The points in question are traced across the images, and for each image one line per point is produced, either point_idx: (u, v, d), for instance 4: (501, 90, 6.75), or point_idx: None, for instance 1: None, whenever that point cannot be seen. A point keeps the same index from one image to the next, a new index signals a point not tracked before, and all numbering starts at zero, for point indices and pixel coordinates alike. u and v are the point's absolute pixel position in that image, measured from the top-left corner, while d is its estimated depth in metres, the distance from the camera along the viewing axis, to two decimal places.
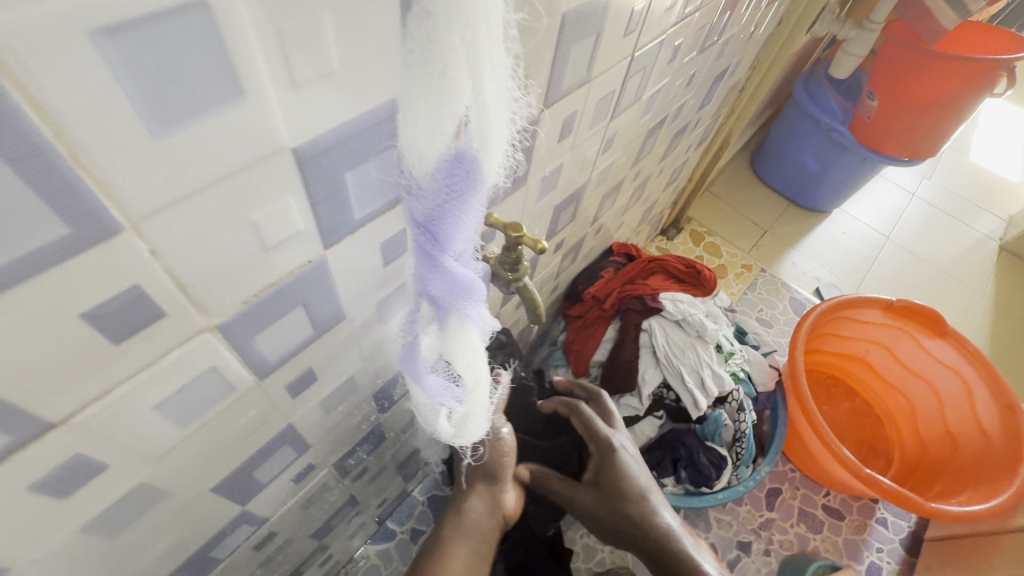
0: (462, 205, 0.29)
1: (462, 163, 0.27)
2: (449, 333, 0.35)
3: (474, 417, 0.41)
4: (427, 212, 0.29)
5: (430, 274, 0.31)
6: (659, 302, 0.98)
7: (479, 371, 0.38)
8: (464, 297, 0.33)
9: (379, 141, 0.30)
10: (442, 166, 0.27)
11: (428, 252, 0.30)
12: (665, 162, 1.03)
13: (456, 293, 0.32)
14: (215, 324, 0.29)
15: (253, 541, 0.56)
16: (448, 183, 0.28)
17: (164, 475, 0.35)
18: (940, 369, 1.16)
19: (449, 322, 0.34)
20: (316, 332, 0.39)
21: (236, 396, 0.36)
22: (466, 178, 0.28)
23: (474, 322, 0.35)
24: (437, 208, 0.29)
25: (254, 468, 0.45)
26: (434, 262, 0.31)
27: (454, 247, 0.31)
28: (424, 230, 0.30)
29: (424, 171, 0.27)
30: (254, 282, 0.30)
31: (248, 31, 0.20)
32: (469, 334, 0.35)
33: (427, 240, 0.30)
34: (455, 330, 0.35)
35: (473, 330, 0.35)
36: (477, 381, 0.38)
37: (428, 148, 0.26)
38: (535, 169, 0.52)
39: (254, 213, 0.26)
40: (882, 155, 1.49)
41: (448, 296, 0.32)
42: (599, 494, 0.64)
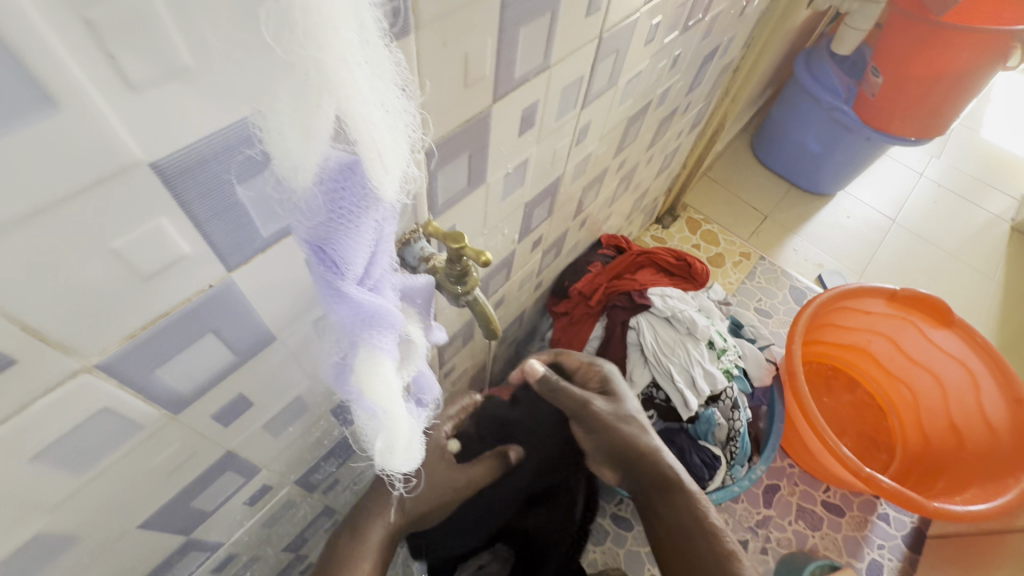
0: (354, 224, 0.25)
1: (351, 174, 0.24)
2: (358, 365, 0.30)
3: (397, 452, 0.36)
4: (315, 232, 0.25)
5: (332, 301, 0.27)
6: (647, 298, 0.93)
7: (399, 400, 0.33)
8: (373, 326, 0.29)
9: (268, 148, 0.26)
10: (325, 176, 0.24)
11: (324, 278, 0.26)
12: (654, 148, 0.97)
13: (361, 322, 0.28)
14: (93, 364, 0.26)
15: (211, 564, 0.53)
16: (334, 199, 0.24)
17: (71, 520, 0.32)
18: (945, 359, 1.11)
19: (359, 352, 0.30)
20: (238, 358, 0.35)
21: (147, 433, 0.32)
22: (357, 194, 0.24)
23: (389, 353, 0.30)
24: (327, 226, 0.25)
25: (194, 499, 0.42)
26: (331, 289, 0.27)
27: (354, 271, 0.27)
28: (315, 252, 0.26)
29: (300, 183, 0.23)
30: (138, 313, 0.26)
31: (39, 25, 0.16)
32: (381, 365, 0.30)
33: (320, 262, 0.26)
34: (365, 361, 0.30)
35: (389, 363, 0.31)
36: (396, 411, 0.33)
37: (300, 156, 0.22)
38: (494, 167, 0.48)
39: (116, 240, 0.22)
40: (888, 135, 1.43)
41: (352, 324, 0.28)
42: (615, 406, 0.65)
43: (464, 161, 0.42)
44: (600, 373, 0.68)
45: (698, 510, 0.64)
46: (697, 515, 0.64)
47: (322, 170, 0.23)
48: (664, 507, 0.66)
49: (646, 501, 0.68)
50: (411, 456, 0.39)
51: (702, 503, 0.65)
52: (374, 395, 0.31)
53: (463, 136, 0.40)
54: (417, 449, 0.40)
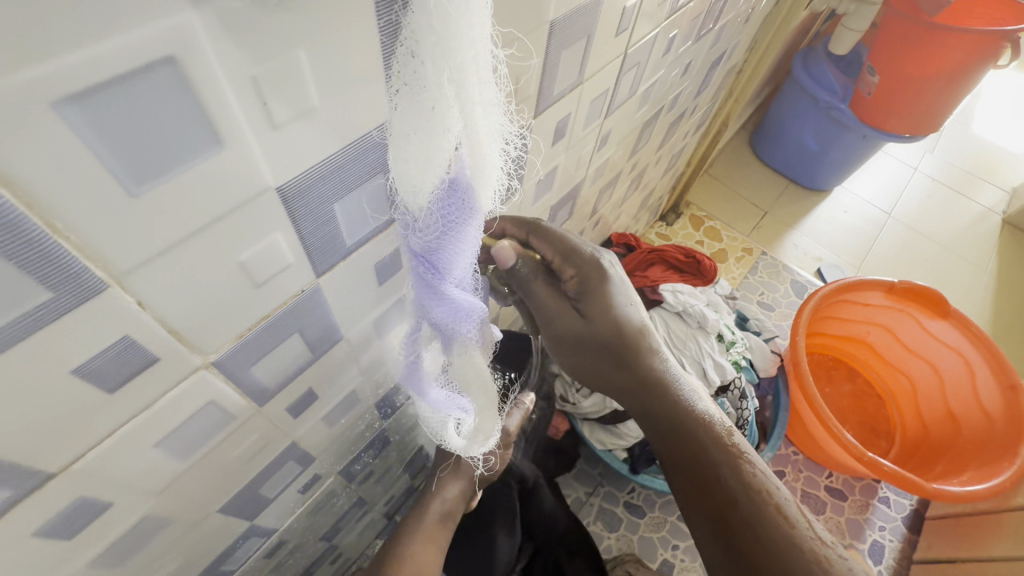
0: (461, 235, 0.29)
1: (456, 191, 0.28)
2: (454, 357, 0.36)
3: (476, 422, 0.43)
4: (427, 244, 0.29)
5: (431, 302, 0.32)
6: (659, 294, 0.99)
7: (485, 389, 0.39)
8: (465, 319, 0.33)
9: (379, 161, 0.30)
10: (439, 196, 0.28)
11: (426, 280, 0.31)
12: (663, 149, 1.01)
13: (458, 318, 0.33)
14: (210, 361, 0.29)
15: (264, 550, 0.57)
16: (446, 214, 0.28)
17: (169, 504, 0.36)
18: (943, 348, 1.16)
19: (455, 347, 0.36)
20: (314, 354, 0.39)
21: (237, 424, 0.36)
22: (463, 209, 0.28)
23: (476, 341, 0.36)
24: (437, 238, 0.29)
25: (261, 486, 0.46)
26: (433, 289, 0.31)
27: (454, 275, 0.31)
28: (422, 260, 0.30)
29: (419, 203, 0.27)
30: (248, 315, 0.29)
31: (221, 82, 0.20)
32: (471, 349, 0.36)
33: (426, 269, 0.30)
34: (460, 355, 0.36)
35: (474, 350, 0.36)
36: (482, 398, 0.39)
37: (422, 181, 0.26)
38: (529, 174, 0.52)
39: (242, 253, 0.26)
40: (883, 132, 1.47)
41: (451, 320, 0.33)
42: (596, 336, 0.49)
43: None
44: (579, 271, 0.46)
45: (737, 465, 0.47)
46: (734, 473, 0.47)
47: (436, 191, 0.27)
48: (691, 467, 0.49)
49: (670, 461, 0.51)
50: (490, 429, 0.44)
51: (743, 454, 0.48)
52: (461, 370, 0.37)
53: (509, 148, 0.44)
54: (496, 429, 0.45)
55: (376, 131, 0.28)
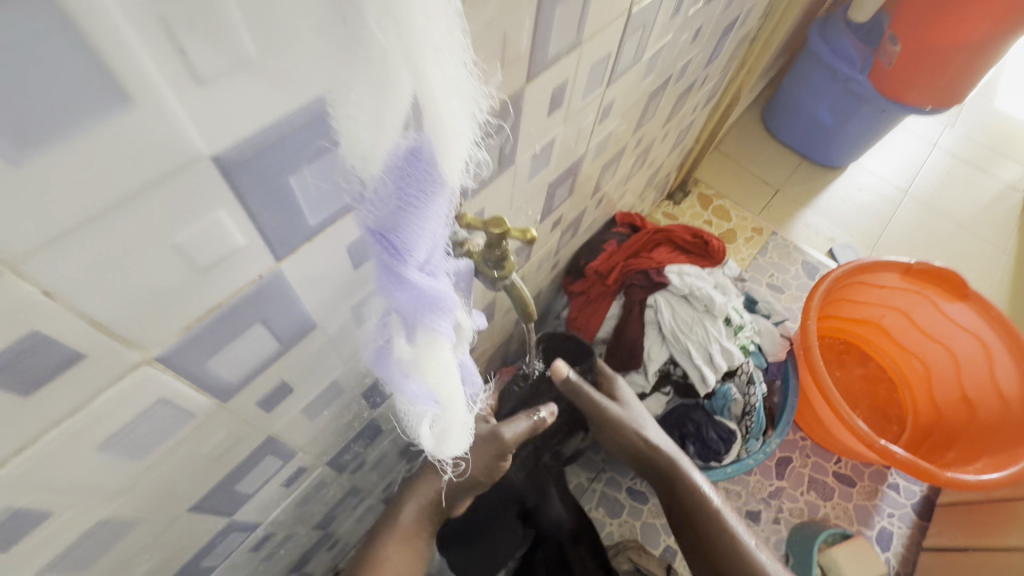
0: (420, 211, 0.26)
1: (414, 161, 0.24)
2: (417, 348, 0.32)
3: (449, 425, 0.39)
4: (382, 221, 0.26)
5: (393, 289, 0.28)
6: (665, 276, 0.93)
7: (453, 383, 0.35)
8: (431, 310, 0.30)
9: (328, 140, 0.26)
10: (394, 163, 0.24)
11: (386, 265, 0.27)
12: (670, 124, 0.96)
13: (422, 307, 0.29)
14: (153, 356, 0.26)
15: (250, 543, 0.55)
16: (402, 187, 0.25)
17: (127, 507, 0.33)
18: (959, 332, 1.11)
19: (417, 336, 0.31)
20: (282, 345, 0.35)
21: (198, 421, 0.33)
22: (421, 182, 0.25)
23: (446, 336, 0.32)
24: (393, 215, 0.25)
25: (236, 483, 0.43)
26: (394, 276, 0.27)
27: (418, 257, 0.27)
28: (380, 241, 0.26)
29: (372, 169, 0.24)
30: (195, 304, 0.26)
31: (119, 22, 0.16)
32: (439, 345, 0.32)
33: (385, 250, 0.26)
34: (424, 345, 0.32)
35: (445, 345, 0.32)
36: (451, 392, 0.35)
37: (373, 147, 0.23)
38: (523, 148, 0.47)
39: (177, 233, 0.22)
40: (903, 105, 1.39)
41: (414, 310, 0.29)
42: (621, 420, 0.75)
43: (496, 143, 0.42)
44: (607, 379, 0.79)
45: (717, 519, 0.70)
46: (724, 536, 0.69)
47: (391, 157, 0.24)
48: (698, 530, 0.70)
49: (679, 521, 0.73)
50: (460, 432, 0.40)
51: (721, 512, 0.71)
52: (428, 372, 0.33)
53: (498, 117, 0.39)
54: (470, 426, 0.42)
55: (320, 100, 0.23)
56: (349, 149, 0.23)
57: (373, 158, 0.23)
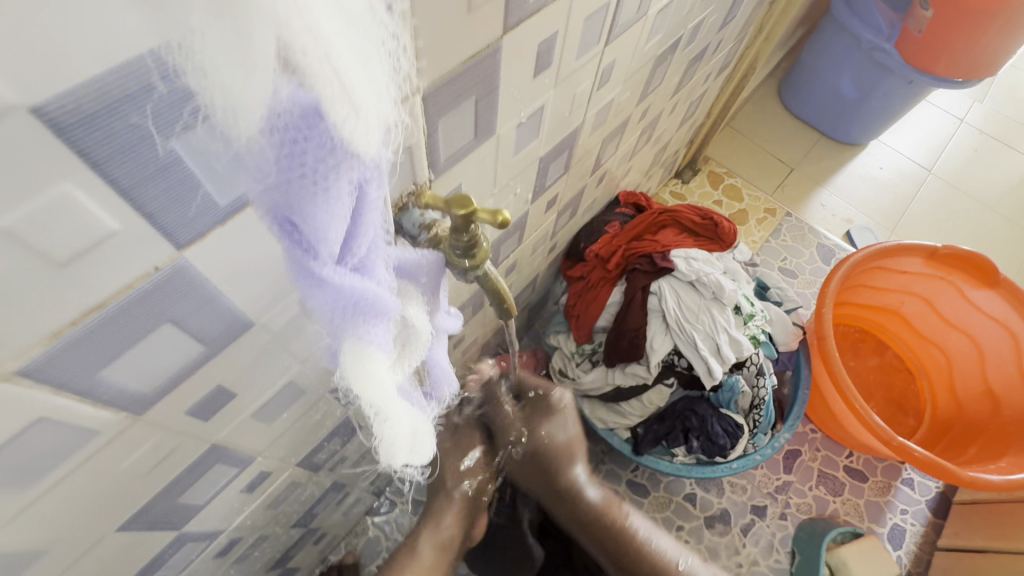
0: (325, 189, 0.20)
1: (306, 123, 0.19)
2: (346, 360, 0.26)
3: (399, 454, 0.31)
4: (276, 203, 0.20)
5: (307, 288, 0.23)
6: (670, 261, 0.87)
7: (392, 401, 0.29)
8: (358, 314, 0.25)
9: (192, 112, 0.19)
10: (277, 126, 0.18)
11: (294, 259, 0.22)
12: (680, 94, 0.88)
13: (346, 308, 0.24)
14: (11, 371, 0.21)
15: (213, 550, 0.51)
16: (293, 157, 0.19)
17: (25, 536, 0.28)
18: (985, 321, 1.04)
19: (346, 345, 0.26)
20: (210, 348, 0.30)
21: (107, 438, 0.28)
22: (319, 149, 0.19)
23: (379, 346, 0.26)
24: (288, 194, 0.20)
25: (180, 495, 0.38)
26: (305, 273, 0.22)
27: (332, 250, 0.22)
28: (281, 228, 0.21)
29: (244, 131, 0.18)
30: (61, 308, 0.20)
31: None
32: (372, 360, 0.26)
33: (289, 239, 0.21)
34: (352, 356, 0.26)
35: (382, 359, 0.27)
36: (392, 413, 0.29)
37: (236, 95, 0.17)
38: (505, 115, 0.41)
39: (5, 215, 0.17)
40: (932, 77, 1.29)
41: (335, 314, 0.24)
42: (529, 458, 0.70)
43: (470, 107, 0.36)
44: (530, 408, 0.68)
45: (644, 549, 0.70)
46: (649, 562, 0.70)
47: (273, 118, 0.18)
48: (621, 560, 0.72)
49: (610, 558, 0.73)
50: (423, 454, 0.34)
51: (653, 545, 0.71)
52: (364, 395, 0.27)
53: (468, 76, 0.33)
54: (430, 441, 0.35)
55: (153, 55, 0.17)
56: (207, 100, 0.17)
57: (241, 110, 0.17)
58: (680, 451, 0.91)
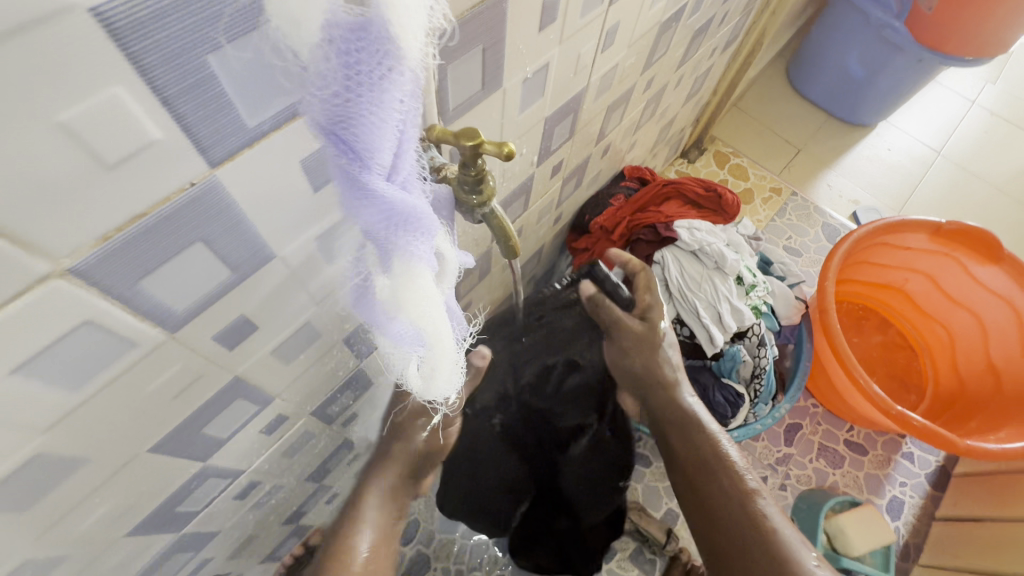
0: (377, 101, 0.22)
1: (364, 35, 0.21)
2: (396, 276, 0.29)
3: (442, 375, 0.35)
4: (334, 116, 0.22)
5: (359, 202, 0.25)
6: (673, 231, 0.88)
7: (440, 315, 0.31)
8: (405, 227, 0.27)
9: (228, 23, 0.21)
10: (337, 40, 0.20)
11: (348, 172, 0.24)
12: (684, 67, 0.89)
13: (394, 221, 0.26)
14: (65, 268, 0.23)
15: (233, 490, 0.53)
16: (351, 67, 0.21)
17: (68, 441, 0.31)
18: (989, 297, 1.05)
19: (395, 261, 0.28)
20: (236, 275, 0.32)
21: (143, 352, 0.30)
22: (374, 58, 0.21)
23: (425, 260, 0.29)
24: (347, 104, 0.22)
25: (205, 425, 0.41)
26: (359, 184, 0.24)
27: (382, 161, 0.24)
28: (337, 142, 0.23)
29: (307, 46, 0.20)
30: (108, 213, 0.23)
31: None
32: (420, 275, 0.29)
33: (344, 153, 0.23)
34: (402, 270, 0.28)
35: (427, 273, 0.29)
36: (439, 328, 0.31)
37: (301, 8, 0.19)
38: (511, 69, 0.43)
39: (63, 111, 0.19)
40: (941, 55, 1.28)
41: (384, 227, 0.26)
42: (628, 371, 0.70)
43: (477, 56, 0.37)
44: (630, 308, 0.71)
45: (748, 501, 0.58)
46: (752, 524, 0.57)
47: (331, 30, 0.20)
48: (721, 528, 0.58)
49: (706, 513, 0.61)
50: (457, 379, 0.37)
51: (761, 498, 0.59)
52: (417, 311, 0.30)
53: (476, 24, 0.35)
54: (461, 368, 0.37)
55: None
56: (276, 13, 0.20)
57: (307, 24, 0.20)
58: None
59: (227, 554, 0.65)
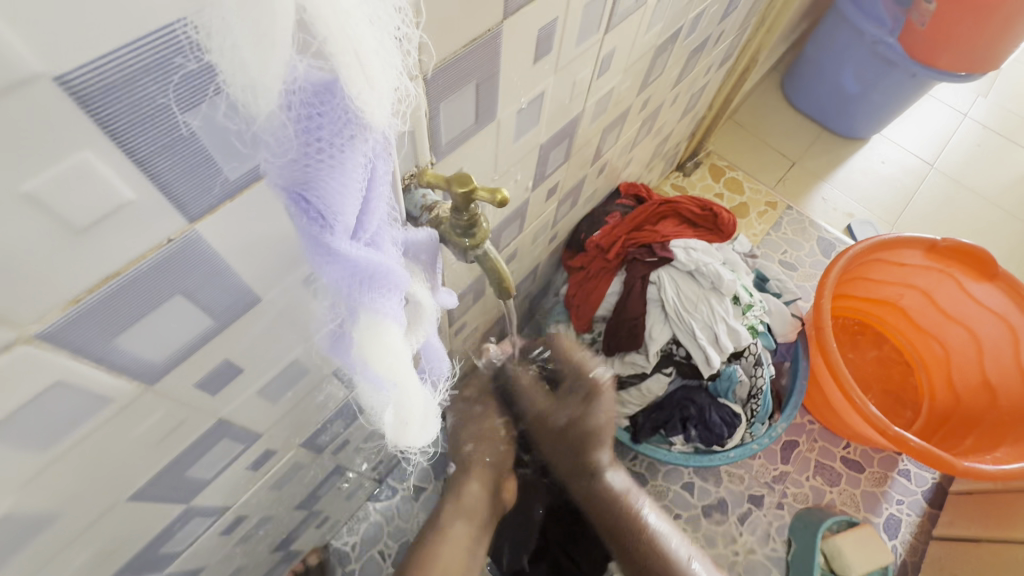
0: (339, 164, 0.21)
1: (324, 99, 0.19)
2: (362, 337, 0.26)
3: (411, 429, 0.32)
4: (293, 179, 0.21)
5: (323, 264, 0.23)
6: (669, 251, 0.88)
7: (412, 374, 0.29)
8: (371, 287, 0.25)
9: (204, 83, 0.20)
10: (295, 104, 0.19)
11: (309, 233, 0.22)
12: (680, 86, 0.89)
13: (360, 282, 0.24)
14: (32, 334, 0.22)
15: (220, 526, 0.52)
16: (310, 130, 0.20)
17: (39, 499, 0.29)
18: (984, 314, 1.05)
19: (360, 322, 0.26)
20: (218, 322, 0.31)
21: (119, 406, 0.29)
22: (335, 122, 0.20)
23: (395, 320, 0.26)
24: (306, 168, 0.20)
25: (188, 468, 0.39)
26: (320, 247, 0.22)
27: (347, 222, 0.23)
28: (297, 204, 0.21)
29: (264, 109, 0.18)
30: (78, 275, 0.22)
31: None
32: (387, 333, 0.26)
33: (305, 215, 0.22)
34: (368, 330, 0.26)
35: (395, 331, 0.26)
36: (411, 388, 0.29)
37: (256, 70, 0.17)
38: (506, 101, 0.42)
39: (27, 180, 0.18)
40: (934, 71, 1.29)
41: (349, 287, 0.24)
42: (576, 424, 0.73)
43: (470, 91, 0.36)
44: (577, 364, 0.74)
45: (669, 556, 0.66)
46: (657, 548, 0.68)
47: (291, 94, 0.19)
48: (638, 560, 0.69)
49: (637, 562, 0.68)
50: (430, 432, 0.35)
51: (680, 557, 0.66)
52: (385, 373, 0.27)
53: (469, 61, 0.34)
54: (435, 421, 0.35)
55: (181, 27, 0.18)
56: (227, 77, 0.18)
57: (263, 87, 0.18)
58: (678, 440, 0.91)
59: None
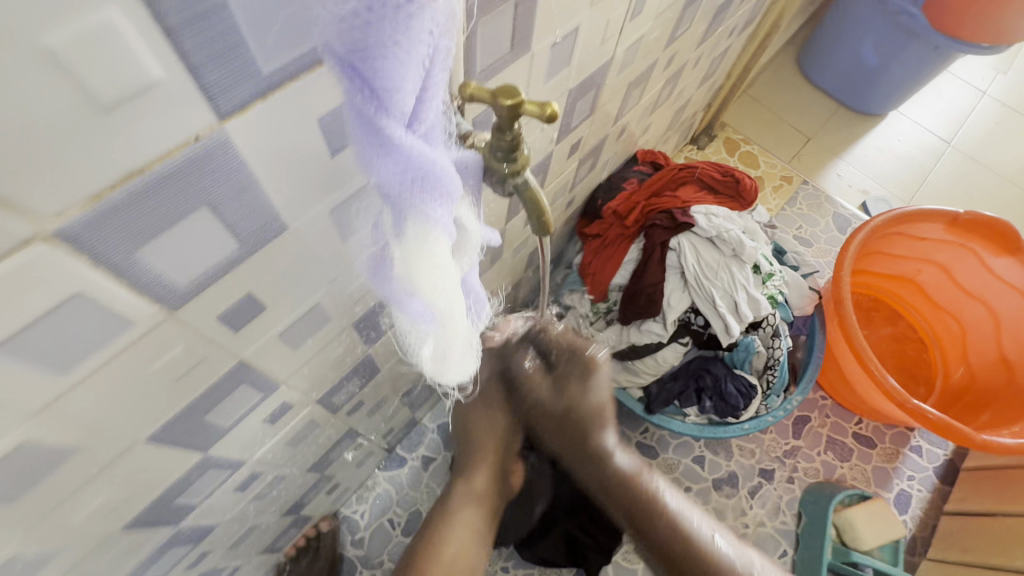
0: (403, 34, 0.18)
1: None
2: (409, 243, 0.25)
3: (452, 354, 0.32)
4: (351, 48, 0.18)
5: (376, 155, 0.22)
6: (690, 217, 0.85)
7: (456, 295, 0.28)
8: (422, 188, 0.23)
9: None
10: None
11: (364, 117, 0.20)
12: (704, 46, 0.86)
13: (413, 181, 0.22)
14: (51, 232, 0.20)
15: (235, 481, 0.51)
16: None
17: (55, 431, 0.27)
18: (1005, 289, 1.03)
19: (408, 227, 0.25)
20: (244, 249, 0.29)
21: (140, 332, 0.27)
22: None
23: (443, 229, 0.25)
24: (367, 35, 0.18)
25: (208, 413, 0.38)
26: (375, 134, 0.21)
27: (404, 106, 0.20)
28: (351, 78, 0.19)
29: None
30: (104, 166, 0.20)
31: None
32: (434, 241, 0.25)
33: (358, 91, 0.19)
34: (415, 237, 0.25)
35: (443, 242, 0.26)
36: (454, 309, 0.28)
37: None
38: (542, 31, 0.39)
39: (46, 34, 0.16)
40: (958, 42, 1.25)
41: (401, 186, 0.23)
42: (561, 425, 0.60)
43: (510, 11, 0.34)
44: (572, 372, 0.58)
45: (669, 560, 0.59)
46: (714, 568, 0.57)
47: None
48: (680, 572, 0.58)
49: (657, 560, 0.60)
50: (468, 364, 0.34)
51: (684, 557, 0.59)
52: (430, 287, 0.26)
53: None
54: (473, 355, 0.34)
55: None
56: None
57: None
58: (692, 411, 0.91)
59: (227, 547, 0.63)
